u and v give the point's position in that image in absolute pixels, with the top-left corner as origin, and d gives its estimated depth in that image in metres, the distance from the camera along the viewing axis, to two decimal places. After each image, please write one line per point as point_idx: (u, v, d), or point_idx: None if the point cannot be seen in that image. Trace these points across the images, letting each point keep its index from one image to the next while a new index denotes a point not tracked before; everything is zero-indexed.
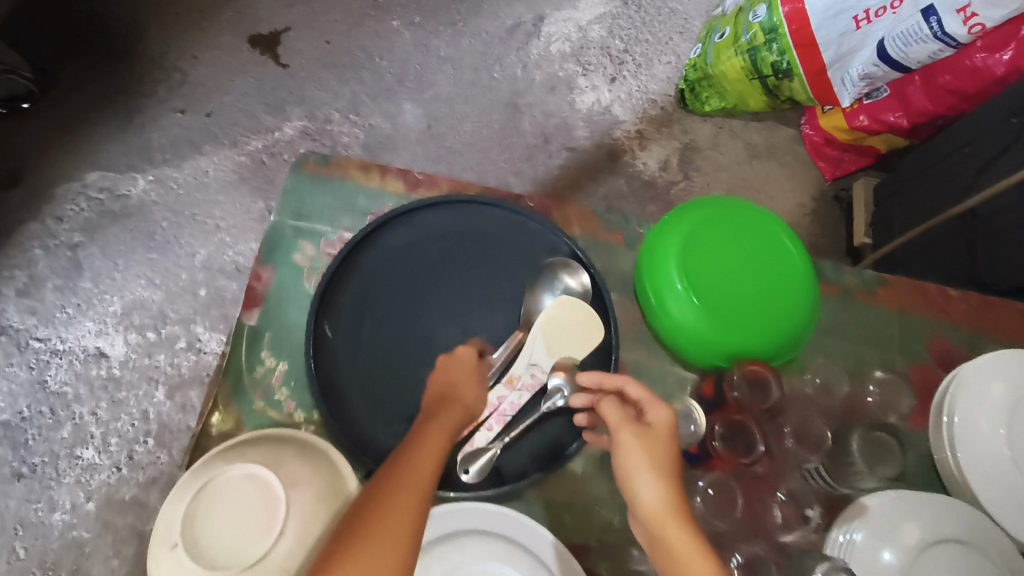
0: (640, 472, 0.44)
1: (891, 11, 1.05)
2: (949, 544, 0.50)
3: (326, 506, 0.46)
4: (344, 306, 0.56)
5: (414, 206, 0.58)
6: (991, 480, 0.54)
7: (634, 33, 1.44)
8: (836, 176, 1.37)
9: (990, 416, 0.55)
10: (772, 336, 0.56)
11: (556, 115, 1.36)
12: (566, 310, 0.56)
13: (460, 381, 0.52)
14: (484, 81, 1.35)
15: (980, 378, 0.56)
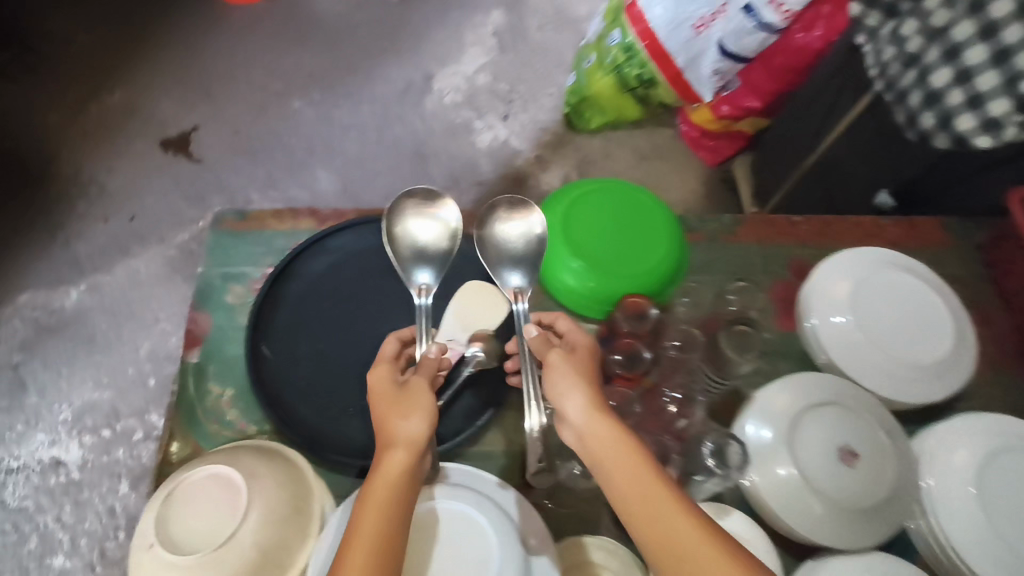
0: (570, 393, 0.48)
1: (721, 15, 1.22)
2: (820, 409, 0.60)
3: (286, 487, 0.51)
4: (279, 329, 0.63)
5: (323, 234, 0.67)
6: (856, 360, 0.64)
7: (515, 73, 1.60)
8: (720, 163, 1.52)
9: (840, 312, 0.66)
10: (643, 278, 0.67)
11: (460, 156, 1.48)
12: (473, 291, 0.65)
13: (388, 412, 0.48)
14: (388, 139, 1.47)
15: (823, 284, 0.67)
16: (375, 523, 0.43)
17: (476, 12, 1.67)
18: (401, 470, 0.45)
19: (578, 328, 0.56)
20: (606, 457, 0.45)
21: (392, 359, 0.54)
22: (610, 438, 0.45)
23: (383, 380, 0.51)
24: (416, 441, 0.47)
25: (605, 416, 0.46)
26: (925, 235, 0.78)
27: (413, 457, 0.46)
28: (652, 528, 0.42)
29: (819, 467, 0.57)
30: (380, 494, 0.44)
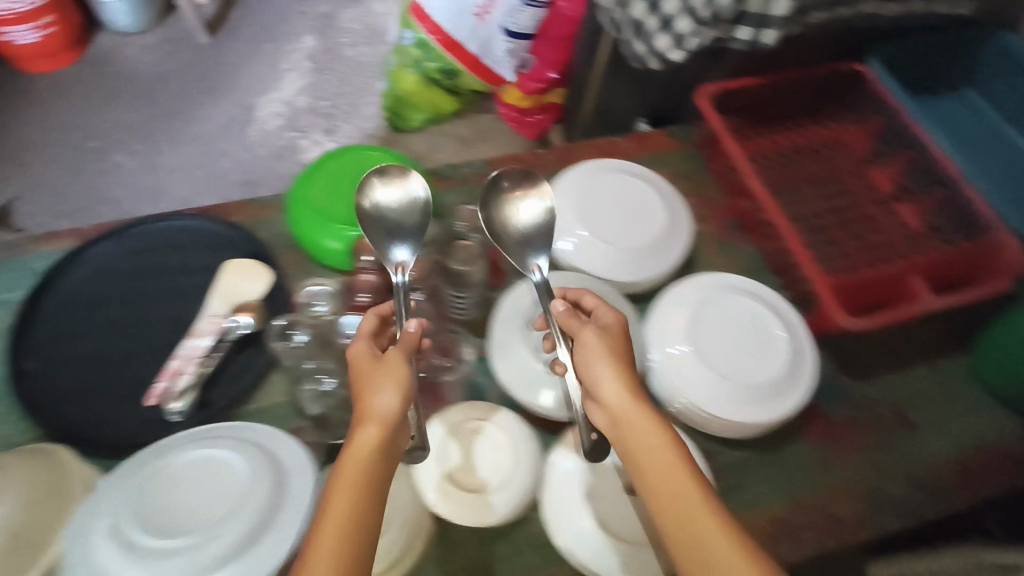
0: (602, 374, 0.55)
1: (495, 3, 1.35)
2: (550, 302, 0.68)
3: (39, 468, 0.55)
4: (40, 341, 0.65)
5: (79, 248, 0.70)
6: (597, 262, 0.73)
7: (335, 90, 1.66)
8: (541, 137, 1.61)
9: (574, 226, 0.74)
10: None
11: (291, 176, 1.52)
12: (233, 269, 0.69)
13: (370, 377, 0.51)
14: (216, 173, 1.50)
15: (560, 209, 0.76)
16: (344, 493, 0.46)
17: (288, 41, 1.73)
18: (375, 441, 0.48)
19: (608, 306, 0.61)
20: (635, 427, 0.51)
21: (371, 334, 0.56)
22: (637, 412, 0.52)
23: (363, 355, 0.54)
24: (384, 416, 0.49)
25: (635, 401, 0.53)
26: (654, 145, 0.89)
27: (386, 431, 0.49)
28: (681, 512, 0.47)
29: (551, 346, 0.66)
30: (357, 475, 0.47)
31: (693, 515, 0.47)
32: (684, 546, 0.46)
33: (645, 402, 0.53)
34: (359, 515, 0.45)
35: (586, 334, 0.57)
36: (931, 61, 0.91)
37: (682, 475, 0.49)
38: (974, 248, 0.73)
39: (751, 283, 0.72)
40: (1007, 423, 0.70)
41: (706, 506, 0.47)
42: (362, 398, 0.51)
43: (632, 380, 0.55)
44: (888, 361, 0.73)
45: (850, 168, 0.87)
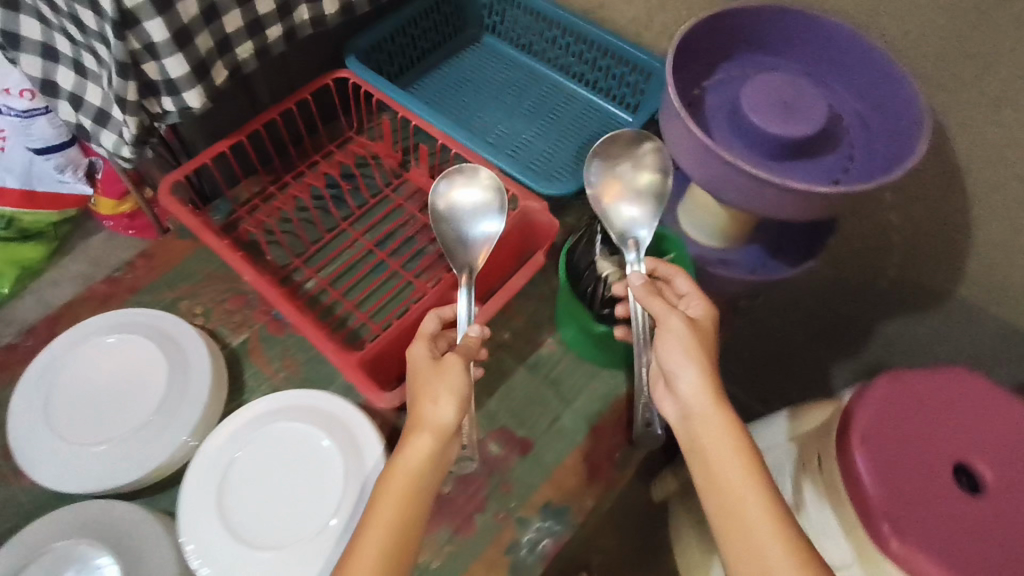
0: (684, 361, 0.49)
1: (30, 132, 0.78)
2: None
3: None
4: None
5: None
6: (101, 462, 0.56)
7: None
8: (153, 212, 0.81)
9: (49, 439, 0.57)
10: None
11: None
12: None
13: (427, 381, 0.48)
14: None
15: (28, 433, 0.57)
16: (390, 512, 0.45)
17: None
18: (425, 456, 0.46)
19: (696, 294, 0.53)
20: (717, 435, 0.46)
21: (430, 336, 0.53)
22: (726, 414, 0.47)
23: (424, 362, 0.50)
24: (440, 428, 0.46)
25: (719, 407, 0.47)
26: (163, 259, 0.71)
27: (441, 442, 0.46)
28: (725, 486, 0.45)
29: None
30: (400, 498, 0.45)
31: (738, 494, 0.44)
32: (727, 517, 0.44)
33: (728, 408, 0.48)
34: (394, 551, 0.44)
35: (665, 308, 0.50)
36: (426, 29, 0.85)
37: (739, 463, 0.46)
38: (510, 224, 0.65)
39: (287, 394, 0.58)
40: (611, 384, 0.66)
41: (755, 478, 0.45)
42: (417, 407, 0.48)
43: (706, 348, 0.49)
44: (480, 386, 0.65)
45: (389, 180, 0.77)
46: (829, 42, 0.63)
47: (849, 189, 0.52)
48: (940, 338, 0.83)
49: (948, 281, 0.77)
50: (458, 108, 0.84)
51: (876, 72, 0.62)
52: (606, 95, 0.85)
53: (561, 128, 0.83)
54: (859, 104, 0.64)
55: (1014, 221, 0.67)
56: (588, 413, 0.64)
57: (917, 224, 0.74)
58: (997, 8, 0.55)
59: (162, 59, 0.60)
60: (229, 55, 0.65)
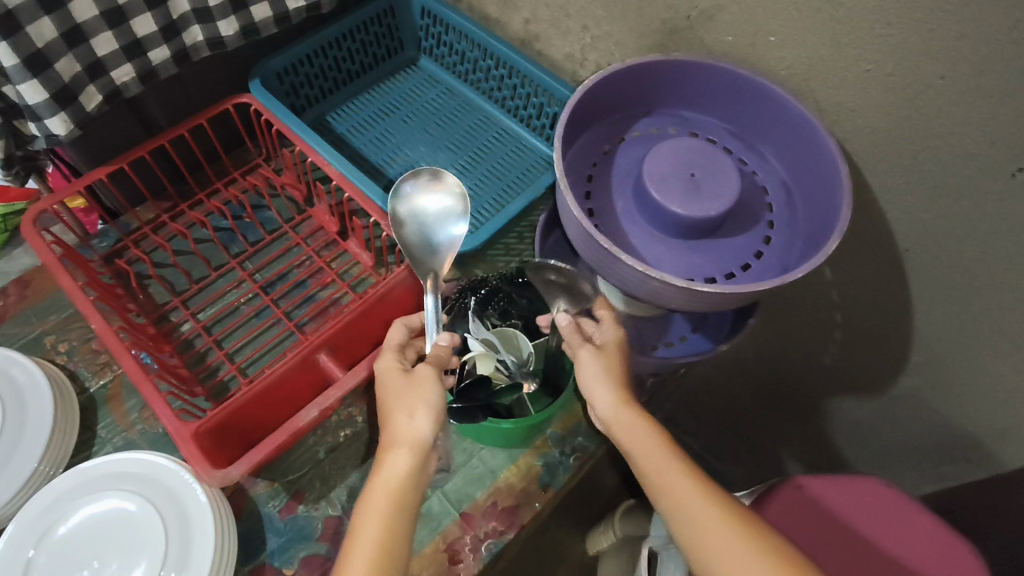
0: (596, 386, 0.46)
1: None
2: None
3: None
4: None
5: None
6: None
7: None
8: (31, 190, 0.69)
9: None
10: None
11: None
12: None
13: (396, 397, 0.44)
14: None
15: None
16: (377, 526, 0.38)
17: None
18: (408, 471, 0.40)
19: (607, 320, 0.51)
20: (636, 450, 0.42)
21: (395, 349, 0.50)
22: (641, 426, 0.43)
23: (392, 374, 0.46)
24: (418, 439, 0.41)
25: (633, 417, 0.44)
26: (39, 286, 0.68)
27: (418, 459, 0.41)
28: (672, 499, 0.40)
29: None
30: (384, 515, 0.39)
31: (688, 507, 0.39)
32: (689, 536, 0.39)
33: (642, 416, 0.44)
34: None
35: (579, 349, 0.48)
36: (354, 51, 0.79)
37: (678, 469, 0.41)
38: (392, 279, 0.58)
39: (123, 459, 0.54)
40: (488, 465, 0.60)
41: (695, 483, 0.40)
42: (389, 421, 0.43)
43: (621, 374, 0.47)
44: (347, 455, 0.61)
45: (292, 217, 0.73)
46: (759, 101, 0.57)
47: (739, 289, 0.48)
48: (881, 428, 0.73)
49: (888, 369, 0.68)
50: (381, 138, 0.79)
51: (803, 140, 0.55)
52: (539, 133, 0.79)
53: (485, 167, 0.77)
54: (786, 174, 0.60)
55: (952, 323, 0.59)
56: (456, 497, 0.59)
57: (855, 305, 0.65)
58: (931, 85, 0.48)
59: (16, 85, 0.53)
60: (105, 80, 0.60)
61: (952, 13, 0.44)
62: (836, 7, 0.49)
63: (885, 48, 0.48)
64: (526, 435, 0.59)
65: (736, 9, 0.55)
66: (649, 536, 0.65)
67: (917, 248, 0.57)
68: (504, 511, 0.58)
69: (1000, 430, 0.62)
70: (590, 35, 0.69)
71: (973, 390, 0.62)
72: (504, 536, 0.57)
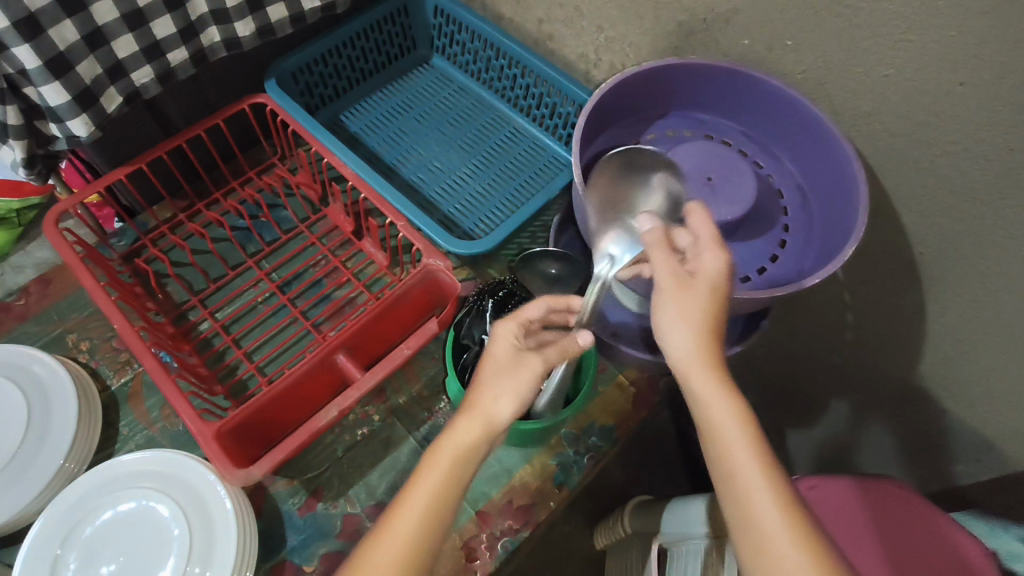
0: (678, 321, 0.39)
1: None
2: None
3: None
4: None
5: None
6: None
7: None
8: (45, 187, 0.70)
9: None
10: None
11: None
12: None
13: (492, 377, 0.39)
14: None
15: None
16: (432, 490, 0.36)
17: None
18: (475, 445, 0.37)
19: (710, 245, 0.40)
20: (708, 407, 0.38)
21: (520, 317, 0.43)
22: (718, 377, 0.38)
23: (503, 344, 0.40)
24: (497, 420, 0.38)
25: (714, 373, 0.38)
26: (59, 285, 0.69)
27: (491, 437, 0.37)
28: (733, 473, 0.36)
29: None
30: (441, 481, 0.36)
31: (754, 495, 0.35)
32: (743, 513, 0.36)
33: (725, 373, 0.38)
34: (431, 545, 0.35)
35: (663, 270, 0.40)
36: (368, 51, 0.80)
37: (749, 448, 0.37)
38: (409, 281, 0.58)
39: (146, 457, 0.55)
40: (504, 464, 0.61)
41: (765, 469, 0.36)
42: (476, 386, 0.39)
43: (712, 323, 0.39)
44: (364, 454, 0.62)
45: (308, 217, 0.74)
46: (777, 103, 0.57)
47: (755, 294, 0.49)
48: (892, 428, 0.74)
49: (899, 370, 0.68)
50: (395, 137, 0.79)
51: (820, 141, 0.55)
52: (552, 132, 0.79)
53: (499, 167, 0.77)
54: (801, 178, 0.60)
55: (963, 327, 0.59)
56: (471, 495, 0.60)
57: (868, 307, 0.66)
58: (951, 92, 0.48)
59: (39, 87, 0.53)
60: (125, 81, 0.60)
61: (972, 21, 0.44)
62: (855, 12, 0.49)
63: (905, 54, 0.48)
64: (539, 437, 0.60)
65: (753, 12, 0.55)
66: (659, 533, 0.65)
67: (932, 252, 0.57)
68: (519, 509, 0.59)
69: (1013, 432, 0.62)
70: (604, 36, 0.69)
71: (985, 392, 0.62)
72: (519, 534, 0.58)
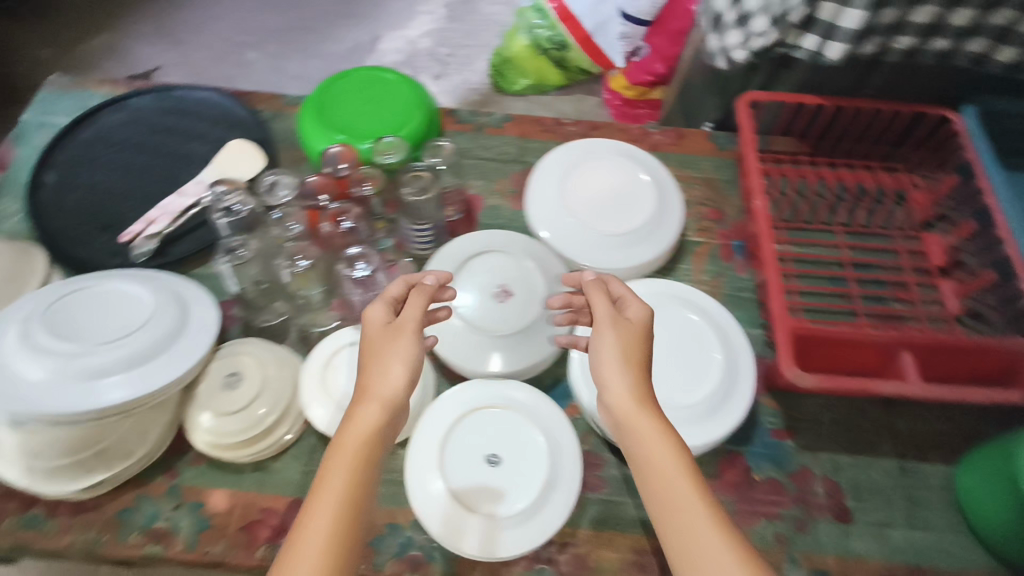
0: (608, 372, 0.47)
1: None
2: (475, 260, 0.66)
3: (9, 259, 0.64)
4: (63, 159, 0.76)
5: (125, 96, 0.81)
6: (587, 248, 0.67)
7: (454, 37, 1.41)
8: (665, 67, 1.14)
9: (548, 201, 0.70)
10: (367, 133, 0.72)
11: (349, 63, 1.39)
12: (239, 146, 0.76)
13: (383, 351, 0.48)
14: (293, 33, 1.42)
15: (542, 185, 0.71)
16: (339, 480, 0.42)
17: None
18: (373, 422, 0.45)
19: (607, 320, 0.49)
20: (659, 467, 0.43)
21: (393, 296, 0.53)
22: (642, 417, 0.45)
23: (376, 318, 0.51)
24: (386, 397, 0.46)
25: (638, 407, 0.45)
26: (687, 141, 0.81)
27: (386, 413, 0.46)
28: (674, 528, 0.41)
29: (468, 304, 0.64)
30: (354, 460, 0.43)
31: (706, 545, 0.39)
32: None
33: (652, 409, 0.45)
34: (354, 522, 0.41)
35: (601, 314, 0.50)
36: None
37: (699, 510, 0.40)
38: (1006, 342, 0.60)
39: (729, 318, 0.63)
40: (962, 555, 0.58)
41: (718, 522, 0.40)
42: (363, 373, 0.48)
43: (647, 386, 0.47)
44: (843, 440, 0.63)
45: (904, 231, 0.74)
46: None
47: None
48: None
49: None
50: None
51: None
52: None
53: None
54: None
55: None
56: (918, 550, 0.58)
57: None
58: None
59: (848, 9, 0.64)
60: (889, 38, 0.67)
61: None
62: None
63: None
64: None
65: None
66: None
67: None
68: None
69: None
70: None
71: None
72: None
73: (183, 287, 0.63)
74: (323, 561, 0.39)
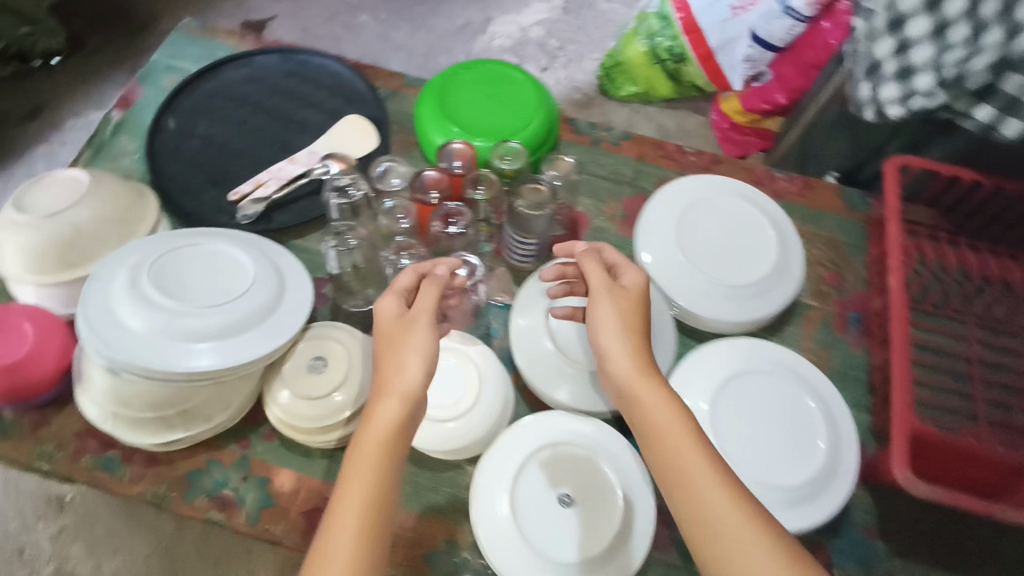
0: (609, 340, 0.47)
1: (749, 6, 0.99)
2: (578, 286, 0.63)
3: (121, 197, 0.64)
4: (185, 106, 0.77)
5: (251, 52, 0.81)
6: (698, 296, 0.63)
7: (569, 32, 1.37)
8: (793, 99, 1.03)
9: (662, 236, 0.66)
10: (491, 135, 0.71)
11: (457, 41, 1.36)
12: (352, 123, 0.75)
13: (400, 343, 0.46)
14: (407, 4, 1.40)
15: (657, 218, 0.67)
16: (365, 489, 0.41)
17: None
18: (395, 418, 0.43)
19: (613, 294, 0.48)
20: (673, 453, 0.43)
21: (404, 288, 0.49)
22: (648, 392, 0.45)
23: (387, 312, 0.47)
24: (407, 390, 0.44)
25: (644, 380, 0.45)
26: (816, 193, 0.75)
27: (410, 409, 0.43)
28: (696, 516, 0.41)
29: (566, 332, 0.61)
30: (375, 462, 0.42)
31: (733, 533, 0.40)
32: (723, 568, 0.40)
33: (656, 379, 0.46)
34: (379, 529, 0.40)
35: (599, 285, 0.49)
36: None
37: (719, 496, 0.41)
38: None
39: (834, 400, 0.59)
40: None
41: (737, 500, 0.41)
42: (380, 374, 0.45)
43: (651, 363, 0.47)
44: (940, 554, 0.58)
45: None
46: None
47: None
48: None
49: None
50: None
51: None
52: None
53: None
54: None
55: None
56: None
57: None
58: None
59: None
60: None
61: None
62: None
63: None
64: None
65: None
66: None
67: None
68: None
69: None
70: None
71: None
72: None
73: (282, 258, 0.62)
74: (356, 564, 0.39)
